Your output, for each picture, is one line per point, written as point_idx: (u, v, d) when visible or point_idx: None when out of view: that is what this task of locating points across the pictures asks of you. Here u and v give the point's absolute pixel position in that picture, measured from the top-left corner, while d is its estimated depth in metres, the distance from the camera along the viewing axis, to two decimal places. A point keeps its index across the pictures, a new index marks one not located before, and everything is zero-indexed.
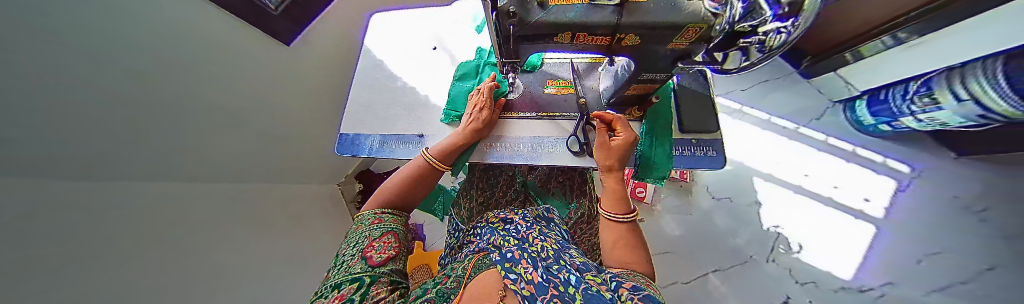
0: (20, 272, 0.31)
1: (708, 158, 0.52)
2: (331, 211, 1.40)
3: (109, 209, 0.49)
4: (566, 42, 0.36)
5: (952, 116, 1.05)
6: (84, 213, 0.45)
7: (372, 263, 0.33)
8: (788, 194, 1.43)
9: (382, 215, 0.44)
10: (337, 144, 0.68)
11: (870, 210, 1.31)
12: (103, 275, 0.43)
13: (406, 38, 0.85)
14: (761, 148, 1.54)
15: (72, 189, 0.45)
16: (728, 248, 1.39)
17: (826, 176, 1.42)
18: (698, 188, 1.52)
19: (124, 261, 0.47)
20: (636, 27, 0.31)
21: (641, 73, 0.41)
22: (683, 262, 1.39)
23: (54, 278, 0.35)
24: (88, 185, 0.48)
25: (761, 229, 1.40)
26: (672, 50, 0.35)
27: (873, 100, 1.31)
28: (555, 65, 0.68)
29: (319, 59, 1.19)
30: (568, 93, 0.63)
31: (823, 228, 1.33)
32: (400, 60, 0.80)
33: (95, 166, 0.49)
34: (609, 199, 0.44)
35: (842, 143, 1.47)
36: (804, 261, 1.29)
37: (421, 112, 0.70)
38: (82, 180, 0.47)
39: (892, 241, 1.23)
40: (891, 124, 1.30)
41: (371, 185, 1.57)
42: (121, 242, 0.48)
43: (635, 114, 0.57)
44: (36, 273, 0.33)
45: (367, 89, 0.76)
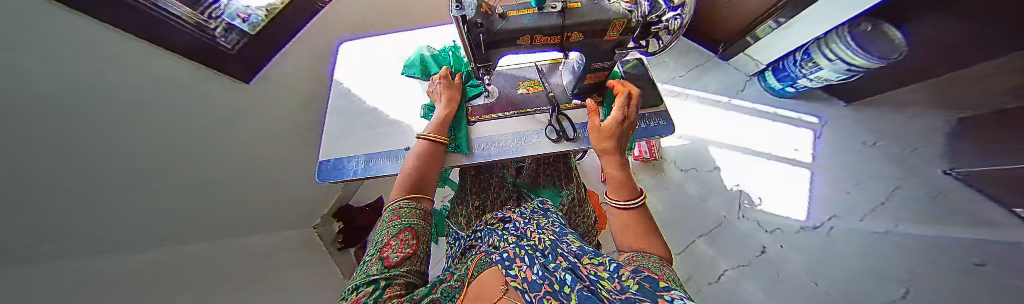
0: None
1: (661, 126, 0.62)
2: (310, 259, 1.26)
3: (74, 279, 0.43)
4: (526, 44, 0.43)
5: (830, 73, 1.36)
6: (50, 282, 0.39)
7: (389, 264, 0.35)
8: (741, 155, 1.66)
9: (400, 210, 0.46)
10: (318, 173, 0.66)
11: (801, 157, 1.55)
12: None
13: (376, 64, 0.89)
14: (708, 121, 1.79)
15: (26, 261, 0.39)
16: (705, 213, 1.54)
17: (762, 135, 1.69)
18: (668, 165, 1.69)
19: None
20: (579, 24, 0.39)
21: (591, 64, 0.50)
22: (673, 235, 1.50)
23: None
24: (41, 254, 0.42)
25: (726, 190, 1.58)
26: (609, 41, 0.44)
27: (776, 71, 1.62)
28: (519, 69, 0.76)
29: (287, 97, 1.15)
30: (538, 90, 0.71)
31: (771, 180, 1.56)
32: (372, 85, 0.83)
33: (56, 230, 0.44)
34: (613, 187, 0.48)
35: (765, 107, 1.78)
36: (767, 211, 1.48)
37: (404, 128, 0.73)
38: (43, 247, 0.42)
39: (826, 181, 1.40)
40: (794, 86, 1.59)
41: (352, 220, 1.51)
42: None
43: (596, 100, 0.67)
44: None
45: (343, 115, 0.76)
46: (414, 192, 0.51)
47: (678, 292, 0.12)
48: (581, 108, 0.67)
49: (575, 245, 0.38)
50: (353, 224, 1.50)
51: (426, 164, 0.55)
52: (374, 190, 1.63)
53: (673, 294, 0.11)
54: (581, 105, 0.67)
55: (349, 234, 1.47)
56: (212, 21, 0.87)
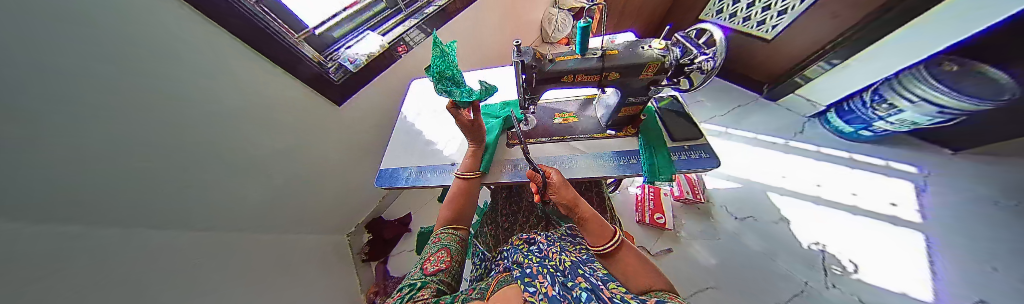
0: None
1: (703, 159, 0.61)
2: (337, 268, 1.32)
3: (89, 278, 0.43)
4: (570, 81, 0.51)
5: (915, 115, 1.17)
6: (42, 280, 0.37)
7: (428, 272, 0.42)
8: (812, 207, 1.39)
9: (440, 235, 0.51)
10: (376, 179, 0.77)
11: (904, 214, 1.25)
12: None
13: (434, 97, 1.07)
14: (760, 163, 1.60)
15: (45, 250, 0.40)
16: (776, 274, 1.25)
17: (835, 182, 1.44)
18: (718, 209, 1.50)
19: None
20: (616, 66, 0.46)
21: (627, 98, 0.55)
22: (735, 298, 1.22)
23: None
24: (66, 245, 0.43)
25: (801, 248, 1.30)
26: (643, 79, 0.49)
27: (841, 111, 1.43)
28: (558, 103, 0.85)
29: (361, 115, 1.35)
30: (574, 120, 0.77)
31: (867, 243, 1.23)
32: (429, 112, 0.99)
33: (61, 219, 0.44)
34: (591, 234, 0.49)
35: (834, 150, 1.54)
36: (869, 284, 1.14)
37: (450, 147, 0.84)
38: (61, 240, 0.43)
39: (947, 248, 1.12)
40: (870, 129, 1.38)
41: (380, 233, 1.58)
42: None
43: (631, 131, 0.70)
44: None
45: (404, 134, 0.92)
46: (455, 223, 0.56)
47: None
48: (615, 138, 0.70)
49: (597, 272, 0.40)
50: (381, 238, 1.56)
51: (462, 199, 0.59)
52: (407, 206, 1.73)
53: None
54: (616, 135, 0.71)
55: (374, 246, 1.54)
56: (330, 62, 1.05)
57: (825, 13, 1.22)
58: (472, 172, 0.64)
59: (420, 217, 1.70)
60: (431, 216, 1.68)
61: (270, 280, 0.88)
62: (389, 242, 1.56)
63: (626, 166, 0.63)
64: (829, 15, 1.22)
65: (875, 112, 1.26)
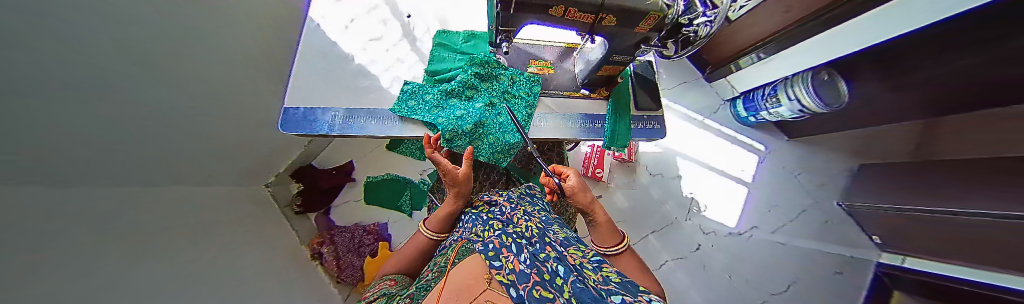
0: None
1: (654, 130, 0.66)
2: (261, 214, 1.12)
3: (36, 197, 0.35)
4: (558, 16, 0.40)
5: (785, 111, 1.51)
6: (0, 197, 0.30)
7: (369, 299, 0.41)
8: (700, 170, 1.87)
9: (388, 281, 0.48)
10: (281, 122, 0.57)
11: (745, 177, 1.84)
12: (64, 273, 0.31)
13: (361, 5, 0.75)
14: (682, 137, 1.94)
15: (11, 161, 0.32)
16: (662, 213, 1.75)
17: (720, 155, 1.91)
18: (641, 168, 1.83)
19: (72, 258, 0.35)
20: (616, 9, 0.38)
21: (612, 55, 0.50)
22: (633, 227, 1.70)
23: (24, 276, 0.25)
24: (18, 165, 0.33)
25: (682, 196, 1.80)
26: (637, 33, 0.43)
27: (746, 99, 1.76)
28: (533, 47, 0.72)
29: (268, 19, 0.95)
30: (549, 72, 0.69)
31: (719, 194, 1.81)
32: (357, 30, 0.71)
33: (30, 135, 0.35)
34: (600, 237, 0.51)
35: (730, 131, 1.96)
36: (708, 217, 1.75)
37: (391, 86, 0.65)
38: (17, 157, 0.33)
39: (755, 199, 1.78)
40: (756, 117, 1.77)
41: (313, 182, 1.36)
42: (57, 239, 0.34)
43: (603, 94, 0.67)
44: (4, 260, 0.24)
45: (319, 58, 0.65)
46: (403, 267, 0.53)
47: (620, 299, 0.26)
48: (587, 99, 0.67)
49: (558, 234, 0.47)
50: (316, 188, 1.36)
51: (420, 257, 0.56)
52: (344, 148, 1.47)
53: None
54: (589, 96, 0.68)
55: (309, 196, 1.34)
56: None
57: (782, 6, 1.27)
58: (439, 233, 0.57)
59: (366, 165, 1.49)
60: (378, 159, 1.50)
61: (204, 226, 0.75)
62: (328, 193, 1.39)
63: (588, 130, 0.63)
64: (783, 9, 1.28)
65: (766, 104, 1.60)
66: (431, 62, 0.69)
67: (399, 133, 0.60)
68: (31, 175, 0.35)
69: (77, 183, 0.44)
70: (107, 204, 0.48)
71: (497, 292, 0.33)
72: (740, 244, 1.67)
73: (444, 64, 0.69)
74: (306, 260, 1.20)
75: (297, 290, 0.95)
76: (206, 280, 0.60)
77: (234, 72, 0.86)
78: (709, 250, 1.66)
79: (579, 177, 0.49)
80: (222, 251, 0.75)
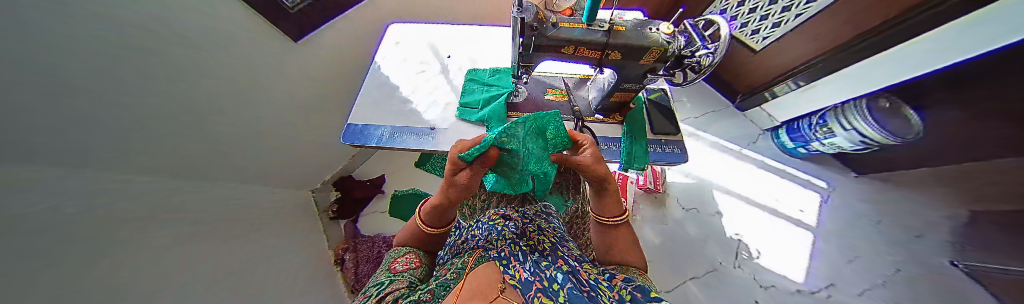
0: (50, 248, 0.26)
1: (674, 154, 0.66)
2: (302, 222, 1.26)
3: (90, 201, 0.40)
4: (569, 53, 0.48)
5: (844, 141, 1.33)
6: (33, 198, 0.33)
7: (395, 271, 0.49)
8: (744, 206, 1.65)
9: (405, 255, 0.55)
10: (343, 133, 0.70)
11: (806, 219, 1.56)
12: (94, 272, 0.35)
13: (412, 50, 0.94)
14: (717, 167, 1.79)
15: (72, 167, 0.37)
16: (702, 255, 1.52)
17: (765, 189, 1.69)
18: (671, 200, 1.68)
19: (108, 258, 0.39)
20: (620, 46, 0.44)
21: (622, 84, 0.54)
22: (666, 270, 1.49)
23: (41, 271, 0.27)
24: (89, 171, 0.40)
25: (725, 237, 1.56)
26: (644, 64, 0.48)
27: (790, 129, 1.61)
28: (549, 78, 0.82)
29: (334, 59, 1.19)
30: (563, 99, 0.76)
31: (773, 237, 1.54)
32: (407, 68, 0.88)
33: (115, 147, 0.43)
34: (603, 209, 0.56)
35: (774, 162, 1.76)
36: (763, 266, 1.47)
37: (428, 111, 0.77)
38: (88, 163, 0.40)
39: (823, 246, 1.47)
40: (806, 148, 1.58)
41: (349, 193, 1.52)
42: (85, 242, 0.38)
43: (618, 118, 0.71)
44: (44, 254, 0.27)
45: (377, 88, 0.81)
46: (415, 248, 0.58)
47: None
48: (601, 123, 0.71)
49: (572, 250, 0.49)
50: (349, 197, 1.50)
51: (420, 247, 0.58)
52: (380, 166, 1.65)
53: None
54: (603, 120, 0.72)
55: (343, 204, 1.48)
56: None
57: (811, 34, 1.25)
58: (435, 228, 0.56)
59: (393, 179, 1.63)
60: (406, 177, 1.63)
61: (236, 220, 0.84)
62: (358, 202, 1.52)
63: (604, 151, 0.66)
64: (812, 38, 1.26)
65: (815, 134, 1.44)
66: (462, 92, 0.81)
67: (431, 149, 0.69)
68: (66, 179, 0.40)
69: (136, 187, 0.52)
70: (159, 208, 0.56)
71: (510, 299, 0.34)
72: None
73: (473, 93, 0.80)
74: (329, 265, 1.28)
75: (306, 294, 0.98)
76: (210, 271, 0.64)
77: (287, 92, 1.05)
78: None
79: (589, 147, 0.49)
80: (243, 245, 0.81)
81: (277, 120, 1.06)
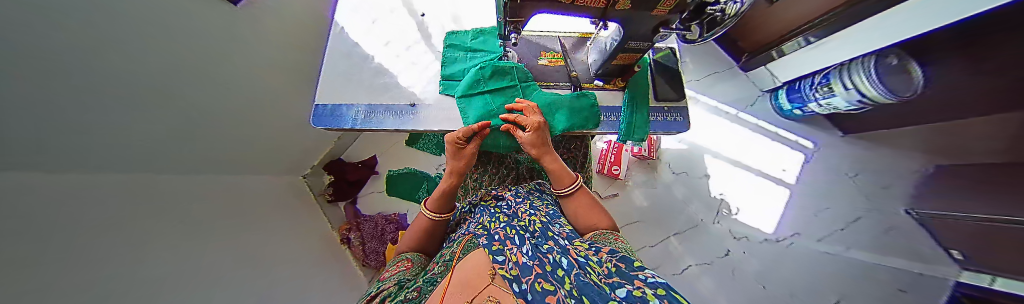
0: (15, 274, 0.24)
1: (676, 123, 0.62)
2: (298, 203, 1.26)
3: (70, 209, 0.38)
4: (567, 2, 0.39)
5: (842, 101, 1.30)
6: (34, 207, 0.32)
7: (384, 278, 0.46)
8: (731, 168, 1.71)
9: (405, 260, 0.52)
10: (313, 117, 0.63)
11: (787, 177, 1.65)
12: (96, 278, 0.35)
13: (379, 8, 0.79)
14: (712, 131, 1.78)
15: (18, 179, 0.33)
16: (686, 214, 1.63)
17: (756, 152, 1.73)
18: (663, 166, 1.72)
19: (110, 262, 0.39)
20: None
21: (627, 42, 0.48)
22: (651, 228, 1.61)
23: (44, 282, 0.27)
24: (36, 182, 0.35)
25: (709, 197, 1.66)
26: (656, 15, 0.41)
27: (791, 89, 1.56)
28: (544, 39, 0.71)
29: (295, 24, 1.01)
30: (560, 64, 0.68)
31: (754, 196, 1.65)
32: (376, 32, 0.75)
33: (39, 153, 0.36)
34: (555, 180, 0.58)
35: (769, 126, 1.76)
36: (739, 221, 1.60)
37: (407, 83, 0.68)
38: (30, 173, 0.35)
39: (797, 202, 1.59)
40: (802, 110, 1.57)
41: (341, 173, 1.48)
42: (95, 247, 0.38)
43: (619, 84, 0.65)
44: (29, 274, 0.26)
45: (344, 59, 0.70)
46: (417, 247, 0.57)
47: (619, 293, 0.27)
48: (601, 90, 0.65)
49: (564, 228, 0.49)
50: (344, 180, 1.47)
51: (427, 244, 0.59)
52: (369, 145, 1.58)
53: (615, 297, 0.26)
54: (603, 87, 0.66)
55: (338, 186, 1.46)
56: None
57: None
58: (440, 214, 0.58)
59: (386, 159, 1.59)
60: (398, 154, 1.59)
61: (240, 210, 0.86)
62: (354, 185, 1.50)
63: (602, 122, 0.62)
64: None
65: (816, 94, 1.39)
66: (446, 59, 0.71)
67: (414, 127, 0.63)
68: (53, 186, 0.38)
69: (114, 188, 0.49)
70: (151, 204, 0.55)
71: (499, 288, 0.34)
72: (777, 252, 1.51)
73: (458, 61, 0.70)
74: (336, 245, 1.33)
75: (322, 273, 1.06)
76: (232, 261, 0.68)
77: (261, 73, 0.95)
78: (738, 257, 1.53)
79: (536, 120, 0.53)
80: (255, 232, 0.85)
81: (257, 109, 0.99)
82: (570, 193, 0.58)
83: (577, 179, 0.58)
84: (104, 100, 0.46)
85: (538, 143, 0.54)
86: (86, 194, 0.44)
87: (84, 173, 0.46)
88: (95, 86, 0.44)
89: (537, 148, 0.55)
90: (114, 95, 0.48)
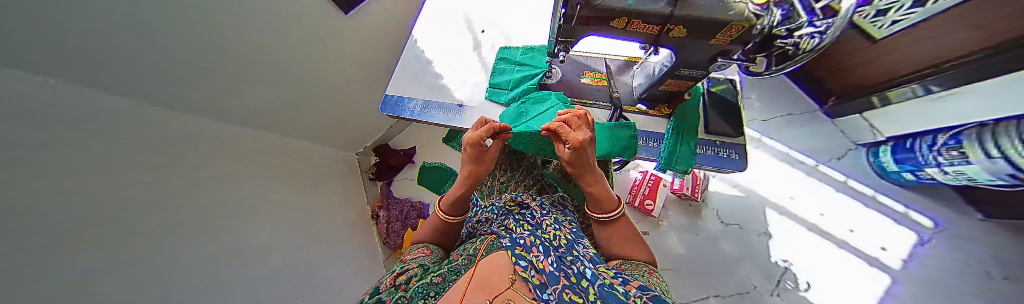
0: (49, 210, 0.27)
1: (730, 160, 0.56)
2: (345, 179, 1.45)
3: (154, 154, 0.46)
4: (619, 27, 0.41)
5: (981, 172, 0.99)
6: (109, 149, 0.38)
7: (405, 260, 0.50)
8: (802, 231, 1.40)
9: (424, 247, 0.56)
10: (382, 104, 0.74)
11: (888, 259, 1.27)
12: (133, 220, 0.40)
13: (448, 22, 0.92)
14: (776, 180, 1.51)
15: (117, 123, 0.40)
16: (733, 276, 1.37)
17: (840, 216, 1.39)
18: (707, 211, 1.51)
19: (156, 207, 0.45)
20: (687, 20, 0.36)
21: (679, 69, 0.47)
22: (685, 282, 1.38)
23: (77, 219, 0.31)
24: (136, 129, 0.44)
25: (768, 262, 1.37)
26: (713, 45, 0.40)
27: (898, 147, 1.25)
28: (590, 59, 0.74)
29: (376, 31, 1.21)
30: (603, 84, 0.68)
31: (835, 274, 1.30)
32: (442, 41, 0.87)
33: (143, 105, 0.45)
34: (595, 205, 0.57)
35: (861, 186, 1.43)
36: (811, 302, 1.27)
37: (459, 87, 0.77)
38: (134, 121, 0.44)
39: (905, 297, 1.20)
40: (917, 173, 1.23)
41: (384, 158, 1.66)
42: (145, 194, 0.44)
43: (665, 111, 0.63)
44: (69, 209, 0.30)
45: (414, 61, 0.83)
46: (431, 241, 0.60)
47: None
48: (644, 115, 0.63)
49: (588, 250, 0.46)
50: (385, 164, 1.64)
51: (441, 240, 0.61)
52: (412, 138, 1.76)
53: None
54: (645, 111, 0.64)
55: (380, 168, 1.63)
56: None
57: (968, 24, 0.88)
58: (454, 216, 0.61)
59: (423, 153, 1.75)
60: (433, 151, 1.72)
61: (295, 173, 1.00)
62: (393, 169, 1.66)
63: (641, 147, 0.59)
64: (969, 26, 0.89)
65: (938, 157, 1.09)
66: (496, 69, 0.78)
67: (458, 125, 0.70)
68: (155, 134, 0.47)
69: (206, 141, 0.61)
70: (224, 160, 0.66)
71: (519, 294, 0.33)
72: None
73: (507, 72, 0.77)
74: (365, 222, 1.47)
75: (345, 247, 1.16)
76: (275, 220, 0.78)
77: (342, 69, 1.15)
78: None
79: (585, 136, 0.47)
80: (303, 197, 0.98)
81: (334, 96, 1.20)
82: (612, 220, 0.57)
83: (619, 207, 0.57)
84: (199, 64, 0.57)
85: (581, 161, 0.50)
86: (181, 139, 0.54)
87: (187, 117, 0.58)
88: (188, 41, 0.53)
89: (580, 166, 0.52)
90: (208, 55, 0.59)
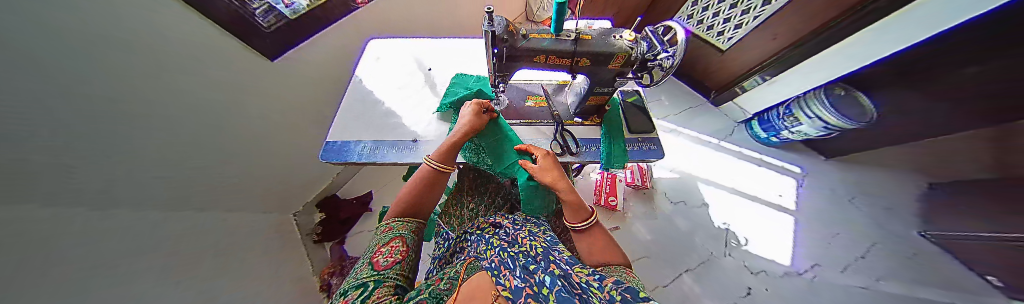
0: None
1: (652, 151, 0.69)
2: (283, 246, 1.19)
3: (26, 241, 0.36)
4: (542, 62, 0.51)
5: (810, 129, 1.43)
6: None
7: (380, 267, 0.43)
8: (728, 195, 1.72)
9: (394, 228, 0.53)
10: (322, 152, 0.68)
11: (785, 203, 1.65)
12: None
13: (393, 64, 0.94)
14: (698, 158, 1.87)
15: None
16: (694, 248, 1.55)
17: (745, 177, 1.77)
18: (659, 195, 1.73)
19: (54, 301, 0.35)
20: (589, 53, 0.48)
21: (596, 88, 0.58)
22: (660, 265, 1.50)
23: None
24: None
25: (714, 228, 1.61)
26: (611, 69, 0.53)
27: (761, 120, 1.70)
28: (529, 85, 0.85)
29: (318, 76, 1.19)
30: (543, 105, 0.78)
31: (759, 224, 1.60)
32: (389, 82, 0.88)
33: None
34: (570, 212, 0.58)
35: (751, 152, 1.86)
36: (752, 253, 1.51)
37: (412, 123, 0.77)
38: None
39: (805, 229, 1.54)
40: (778, 137, 1.68)
41: (335, 212, 1.46)
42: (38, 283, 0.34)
43: (596, 120, 0.74)
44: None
45: (359, 103, 0.81)
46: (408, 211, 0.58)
47: None
48: (581, 126, 0.74)
49: (564, 254, 0.47)
50: (335, 218, 1.44)
51: (422, 198, 0.59)
52: (367, 183, 1.60)
53: None
54: (582, 123, 0.75)
55: (328, 225, 1.41)
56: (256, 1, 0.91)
57: (770, 33, 1.37)
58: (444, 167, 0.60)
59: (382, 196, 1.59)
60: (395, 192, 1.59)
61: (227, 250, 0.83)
62: (345, 223, 1.45)
63: (585, 153, 0.68)
64: (770, 37, 1.39)
65: (784, 123, 1.53)
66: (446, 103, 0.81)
67: (415, 161, 0.68)
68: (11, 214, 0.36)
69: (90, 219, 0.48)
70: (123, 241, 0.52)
71: None
72: (801, 289, 1.36)
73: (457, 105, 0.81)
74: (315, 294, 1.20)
75: None
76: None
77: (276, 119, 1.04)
78: (762, 296, 1.37)
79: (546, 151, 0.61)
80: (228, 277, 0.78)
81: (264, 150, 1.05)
82: (585, 228, 0.56)
83: (592, 214, 0.57)
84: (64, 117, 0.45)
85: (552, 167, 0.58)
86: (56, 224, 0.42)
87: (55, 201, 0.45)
88: (73, 105, 0.47)
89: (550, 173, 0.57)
90: (62, 119, 0.47)
